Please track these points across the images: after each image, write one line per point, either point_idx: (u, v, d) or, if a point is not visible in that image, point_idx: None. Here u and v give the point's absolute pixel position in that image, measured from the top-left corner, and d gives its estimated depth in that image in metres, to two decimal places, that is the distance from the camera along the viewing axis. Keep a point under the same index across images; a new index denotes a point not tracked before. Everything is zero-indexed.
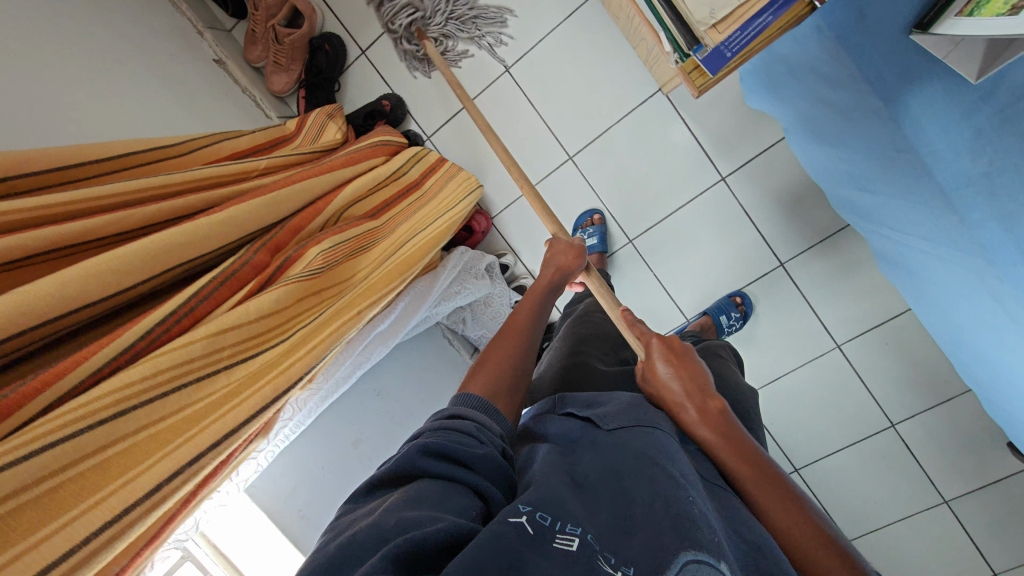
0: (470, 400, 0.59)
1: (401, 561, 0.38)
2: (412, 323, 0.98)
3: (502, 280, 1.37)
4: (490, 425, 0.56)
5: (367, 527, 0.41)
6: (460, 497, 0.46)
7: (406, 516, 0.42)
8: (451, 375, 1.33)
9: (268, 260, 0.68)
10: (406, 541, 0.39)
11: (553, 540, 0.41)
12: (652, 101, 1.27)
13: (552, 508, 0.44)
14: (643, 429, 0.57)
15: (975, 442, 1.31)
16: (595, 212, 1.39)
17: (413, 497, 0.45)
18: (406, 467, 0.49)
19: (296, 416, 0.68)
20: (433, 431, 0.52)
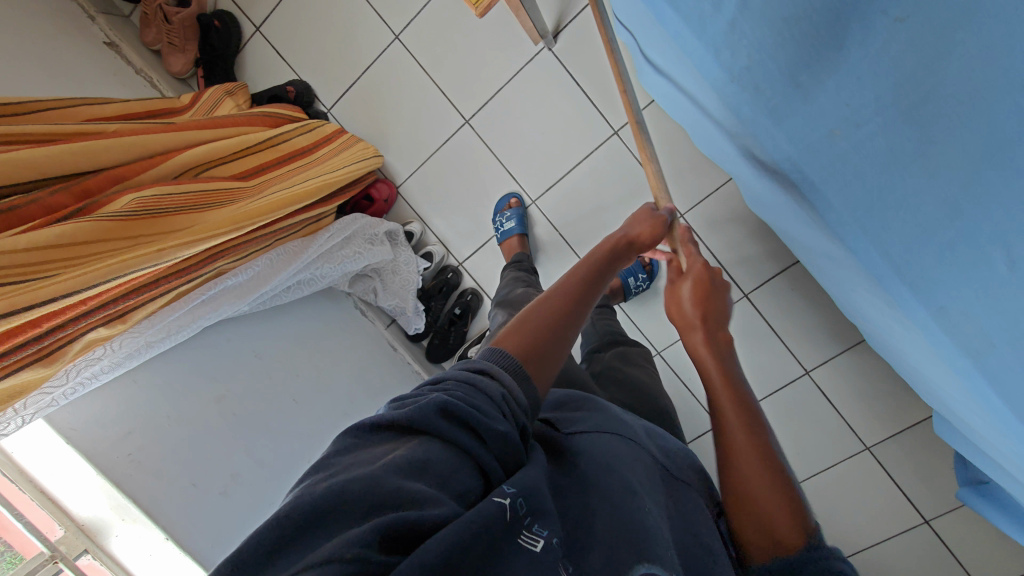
0: (506, 356, 0.50)
1: (390, 538, 0.32)
2: (280, 283, 0.99)
3: (407, 248, 1.38)
4: (516, 393, 0.46)
5: (363, 483, 0.35)
6: (464, 476, 0.39)
7: (406, 485, 0.35)
8: (357, 340, 1.33)
9: (74, 203, 0.69)
10: (399, 518, 0.33)
11: (519, 535, 0.38)
12: (538, 58, 1.27)
13: (531, 500, 0.40)
14: (605, 436, 0.54)
15: (892, 385, 1.26)
16: (514, 195, 1.37)
17: (418, 463, 0.37)
18: (419, 422, 0.40)
19: (109, 353, 0.69)
20: (460, 387, 0.43)
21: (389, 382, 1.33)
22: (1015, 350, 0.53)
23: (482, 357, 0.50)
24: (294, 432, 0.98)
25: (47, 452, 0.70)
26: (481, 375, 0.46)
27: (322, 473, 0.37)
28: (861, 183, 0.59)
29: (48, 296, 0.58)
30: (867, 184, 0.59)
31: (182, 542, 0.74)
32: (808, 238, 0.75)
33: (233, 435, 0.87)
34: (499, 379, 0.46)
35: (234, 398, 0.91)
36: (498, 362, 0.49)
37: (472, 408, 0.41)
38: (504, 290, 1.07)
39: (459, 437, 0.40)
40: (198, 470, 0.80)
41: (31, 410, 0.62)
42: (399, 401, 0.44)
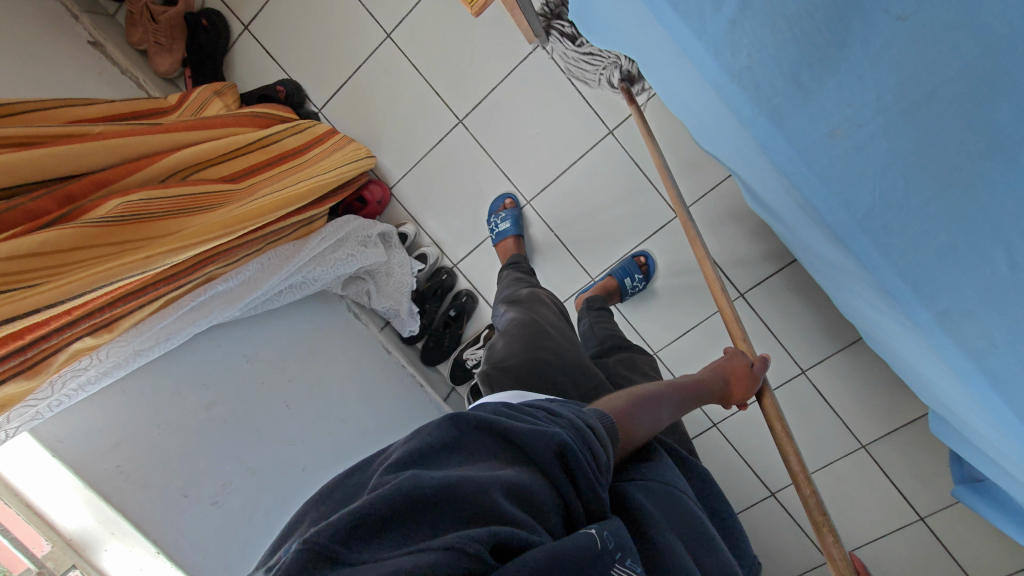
0: (609, 423, 0.53)
1: (499, 546, 0.36)
2: (271, 287, 0.97)
3: (400, 250, 1.37)
4: (610, 460, 0.51)
5: (477, 486, 0.39)
6: (554, 507, 0.43)
7: (509, 506, 0.39)
8: (352, 343, 1.32)
9: (57, 209, 0.67)
10: (512, 531, 0.37)
11: (614, 566, 0.40)
12: (532, 57, 1.26)
13: (619, 536, 0.43)
14: (652, 483, 0.55)
15: (887, 383, 1.26)
16: (508, 196, 1.36)
17: (521, 485, 0.42)
18: (532, 445, 0.45)
19: (96, 363, 0.66)
20: (574, 433, 0.48)
21: (384, 386, 1.31)
22: (1016, 353, 0.55)
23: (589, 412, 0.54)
24: (287, 440, 0.96)
25: (31, 464, 0.68)
26: (591, 426, 0.51)
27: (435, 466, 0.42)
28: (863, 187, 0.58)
29: (32, 305, 0.56)
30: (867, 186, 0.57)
31: (172, 555, 0.72)
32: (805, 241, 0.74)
33: (224, 443, 0.85)
34: (603, 438, 0.50)
35: (225, 405, 0.89)
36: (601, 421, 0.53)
37: (579, 456, 0.46)
38: (506, 289, 1.05)
39: (559, 476, 0.45)
40: (190, 480, 0.78)
41: (14, 423, 0.59)
42: (511, 417, 0.49)
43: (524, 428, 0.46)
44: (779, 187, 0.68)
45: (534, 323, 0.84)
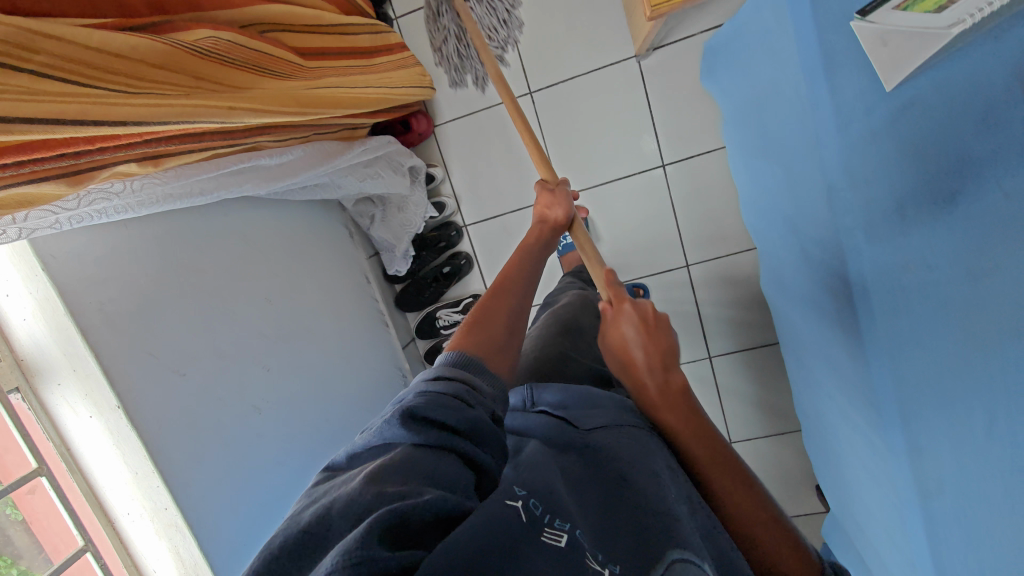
0: (461, 355, 0.53)
1: (388, 537, 0.34)
2: (303, 180, 0.91)
3: (422, 190, 1.32)
4: (482, 388, 0.50)
5: (345, 499, 0.38)
6: (447, 467, 0.42)
7: (383, 490, 0.38)
8: (341, 260, 1.27)
9: (145, 15, 0.60)
10: (392, 514, 0.35)
11: (542, 534, 0.41)
12: (624, 66, 1.26)
13: (544, 500, 0.45)
14: (620, 432, 0.57)
15: (788, 474, 1.44)
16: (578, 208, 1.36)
17: (393, 470, 0.41)
18: (394, 436, 0.45)
19: (121, 196, 0.60)
20: (420, 392, 0.47)
21: (355, 314, 1.28)
22: (959, 503, 0.64)
23: (439, 358, 0.54)
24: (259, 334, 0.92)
25: (14, 276, 0.60)
26: (445, 377, 0.50)
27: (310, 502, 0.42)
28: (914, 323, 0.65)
29: (122, 117, 0.49)
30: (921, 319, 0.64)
31: (130, 415, 0.66)
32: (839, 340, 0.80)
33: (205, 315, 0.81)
34: (456, 379, 0.49)
35: (216, 279, 0.84)
36: (456, 359, 0.53)
37: (431, 404, 0.45)
38: (560, 288, 1.18)
39: (432, 433, 0.44)
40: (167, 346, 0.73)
41: (29, 228, 0.53)
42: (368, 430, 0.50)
43: (374, 432, 0.46)
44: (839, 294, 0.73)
45: (565, 323, 0.96)
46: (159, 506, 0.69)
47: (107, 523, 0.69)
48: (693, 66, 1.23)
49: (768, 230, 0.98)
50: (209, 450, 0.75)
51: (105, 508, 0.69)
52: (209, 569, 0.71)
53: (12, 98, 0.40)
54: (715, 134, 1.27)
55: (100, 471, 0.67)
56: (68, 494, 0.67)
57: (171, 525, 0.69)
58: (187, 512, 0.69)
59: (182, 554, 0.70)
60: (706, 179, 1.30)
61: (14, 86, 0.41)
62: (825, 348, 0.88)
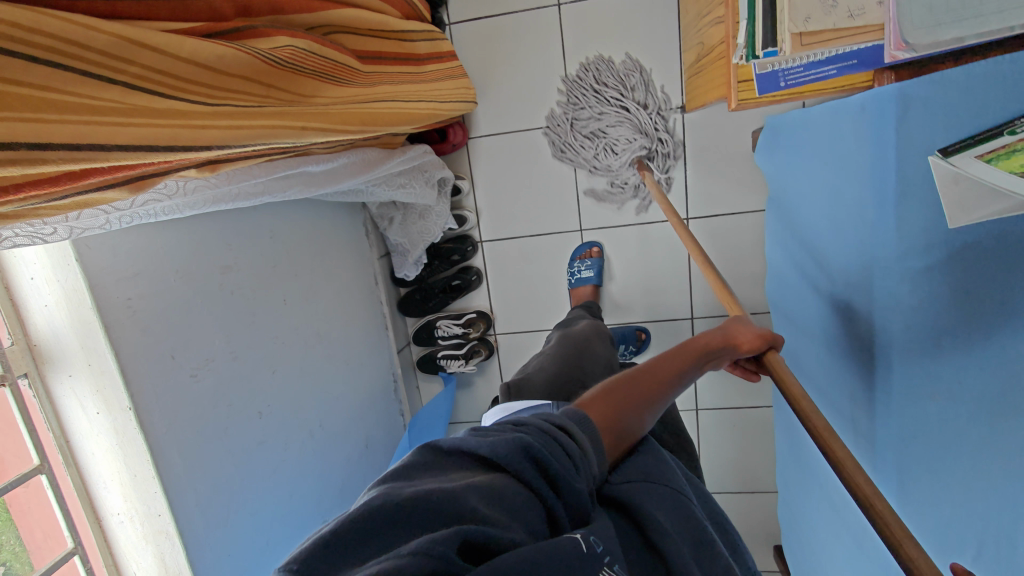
0: (582, 419, 0.55)
1: (465, 546, 0.38)
2: (342, 187, 0.89)
3: (447, 202, 1.30)
4: (588, 454, 0.52)
5: (445, 493, 0.42)
6: (533, 516, 0.44)
7: (480, 508, 0.42)
8: (355, 259, 1.25)
9: (229, 17, 0.58)
10: (479, 533, 0.39)
11: (600, 571, 0.41)
12: (668, 117, 1.27)
13: (603, 539, 0.44)
14: (657, 487, 0.58)
15: (749, 532, 1.49)
16: (595, 245, 1.38)
17: (490, 495, 0.43)
18: (502, 458, 0.47)
19: (171, 196, 0.57)
20: (542, 431, 0.50)
21: (361, 316, 1.26)
22: None
23: (562, 410, 0.56)
24: (271, 336, 0.90)
25: (44, 264, 0.57)
26: (561, 428, 0.52)
27: (405, 482, 0.45)
28: (933, 440, 0.67)
29: (207, 140, 0.47)
30: (941, 441, 0.67)
31: (139, 417, 0.63)
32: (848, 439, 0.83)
33: (224, 315, 0.79)
34: (576, 439, 0.52)
35: (236, 275, 0.82)
36: (578, 422, 0.54)
37: (548, 452, 0.48)
38: (570, 319, 1.19)
39: (532, 477, 0.47)
40: (182, 347, 0.70)
41: (78, 227, 0.50)
42: (479, 432, 0.52)
43: (486, 443, 0.49)
44: (859, 400, 0.75)
45: (569, 356, 0.94)
46: (151, 512, 0.66)
47: (94, 521, 0.67)
48: (734, 130, 1.25)
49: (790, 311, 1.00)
50: (210, 454, 0.73)
51: (96, 506, 0.66)
52: None
53: (114, 122, 0.39)
54: (743, 199, 1.29)
55: (98, 468, 0.65)
56: (62, 490, 0.64)
57: (160, 532, 0.67)
58: (180, 521, 0.67)
59: (166, 561, 0.68)
60: (726, 240, 1.32)
61: (109, 103, 0.39)
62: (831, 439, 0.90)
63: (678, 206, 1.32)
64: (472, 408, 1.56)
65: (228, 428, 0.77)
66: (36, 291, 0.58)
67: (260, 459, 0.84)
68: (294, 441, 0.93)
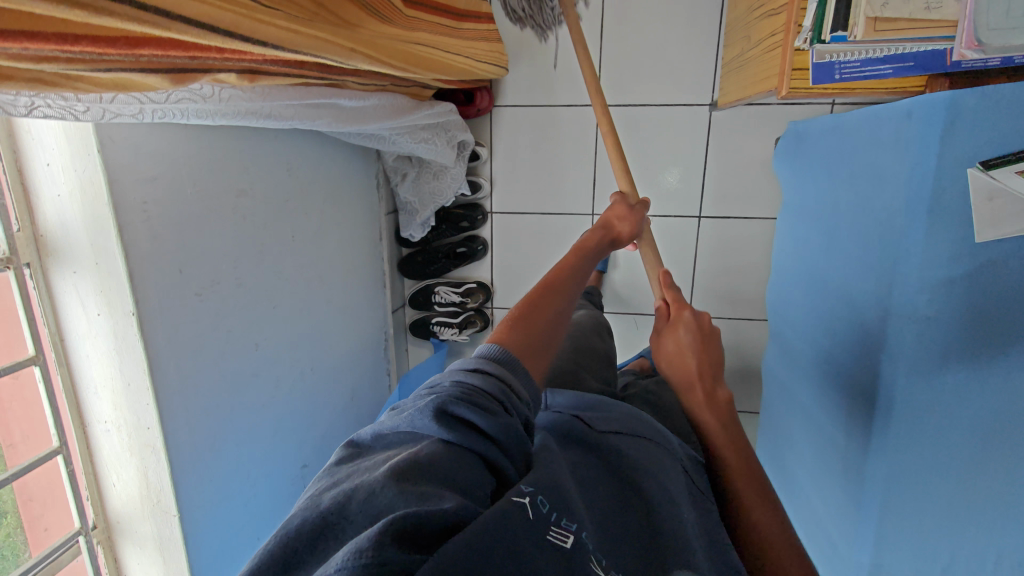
0: (500, 352, 0.48)
1: (402, 538, 0.31)
2: (367, 128, 0.87)
3: (464, 165, 1.28)
4: (518, 392, 0.46)
5: (367, 488, 0.35)
6: (468, 473, 0.39)
7: (404, 490, 0.35)
8: (364, 210, 1.23)
9: None
10: (408, 517, 0.32)
11: (548, 531, 0.37)
12: (695, 112, 1.26)
13: (552, 495, 0.39)
14: (637, 439, 0.54)
15: None
16: None
17: (412, 469, 0.37)
18: (423, 428, 0.41)
19: (204, 101, 0.56)
20: (456, 384, 0.43)
21: (362, 269, 1.24)
22: None
23: (481, 349, 0.49)
24: (277, 272, 0.88)
25: (65, 151, 0.55)
26: (482, 371, 0.45)
27: (329, 484, 0.39)
28: (920, 438, 0.71)
29: (262, 41, 0.46)
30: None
31: (142, 324, 0.61)
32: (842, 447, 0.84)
33: (234, 238, 0.77)
34: (496, 379, 0.45)
35: (250, 201, 0.80)
36: (496, 357, 0.48)
37: (467, 403, 0.41)
38: None
39: (459, 437, 0.41)
40: (192, 264, 0.68)
41: (110, 111, 0.48)
42: (398, 409, 0.46)
43: (404, 416, 0.43)
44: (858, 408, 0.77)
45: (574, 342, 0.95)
46: (141, 424, 0.64)
47: (79, 426, 0.65)
48: (758, 135, 1.25)
49: (793, 317, 1.01)
50: (204, 375, 0.72)
51: (84, 410, 0.65)
52: (173, 498, 0.67)
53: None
54: (758, 204, 1.29)
55: (91, 372, 0.63)
56: (53, 388, 0.63)
57: (146, 446, 0.65)
58: (168, 437, 0.65)
59: (148, 476, 0.66)
60: (735, 243, 1.33)
61: None
62: (822, 448, 0.92)
63: (693, 202, 1.32)
64: None
65: (224, 354, 0.76)
66: (52, 178, 0.56)
67: (251, 392, 0.82)
68: (285, 382, 0.91)
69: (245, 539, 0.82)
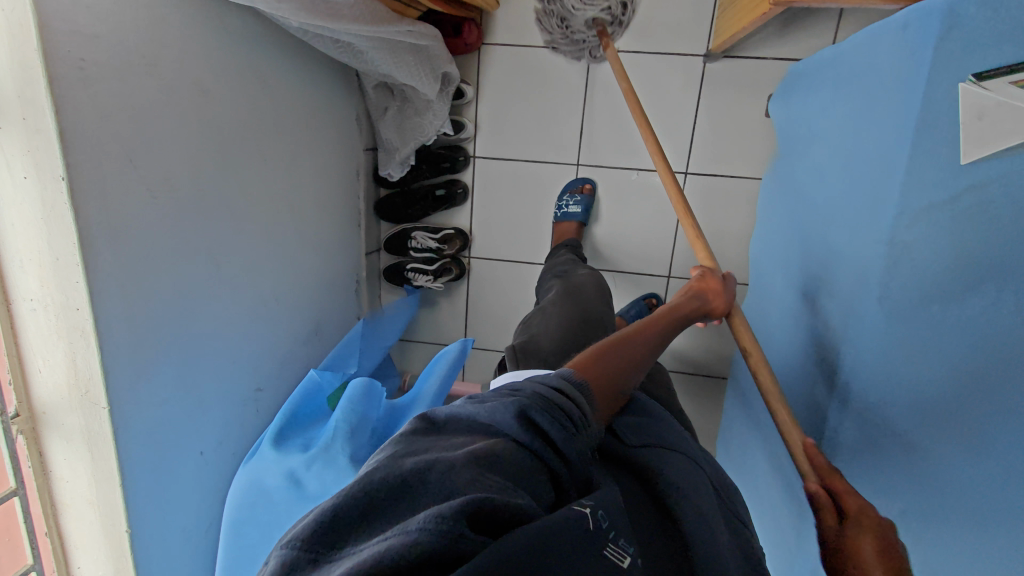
0: (573, 388, 0.54)
1: (474, 516, 0.37)
2: (341, 30, 0.83)
3: (447, 101, 1.23)
4: (584, 419, 0.51)
5: (444, 463, 0.41)
6: (534, 480, 0.44)
7: (480, 475, 0.41)
8: (341, 139, 1.18)
9: None
10: (485, 500, 0.38)
11: (604, 546, 0.41)
12: (687, 63, 1.23)
13: (610, 513, 0.44)
14: (664, 452, 0.60)
15: None
16: (588, 181, 1.34)
17: (487, 459, 0.43)
18: (499, 426, 0.47)
19: None
20: (537, 394, 0.51)
21: (336, 201, 1.19)
22: None
23: (555, 377, 0.55)
24: (240, 181, 0.83)
25: None
26: (556, 395, 0.51)
27: (409, 449, 0.44)
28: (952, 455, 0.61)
29: None
30: (908, 398, 0.66)
31: (73, 194, 0.56)
32: (815, 393, 0.82)
33: (190, 128, 0.72)
34: (570, 400, 0.52)
35: (210, 92, 0.75)
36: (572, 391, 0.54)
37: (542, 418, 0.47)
38: (562, 267, 1.20)
39: (529, 445, 0.46)
40: (140, 146, 0.64)
41: None
42: (474, 403, 0.52)
43: (481, 411, 0.49)
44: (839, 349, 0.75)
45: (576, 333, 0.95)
46: (70, 304, 0.60)
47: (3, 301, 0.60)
48: (750, 90, 1.22)
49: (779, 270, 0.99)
50: (147, 263, 0.67)
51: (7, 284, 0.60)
52: (104, 388, 0.63)
53: None
54: (746, 163, 1.27)
55: (18, 241, 0.58)
56: None
57: (76, 329, 0.61)
58: (100, 321, 0.61)
59: (78, 363, 0.62)
60: (720, 202, 1.30)
61: None
62: (795, 398, 0.90)
63: (681, 157, 1.29)
64: (432, 329, 1.52)
65: (173, 250, 0.71)
66: None
67: (201, 298, 0.78)
68: (242, 298, 0.87)
69: (186, 451, 0.78)
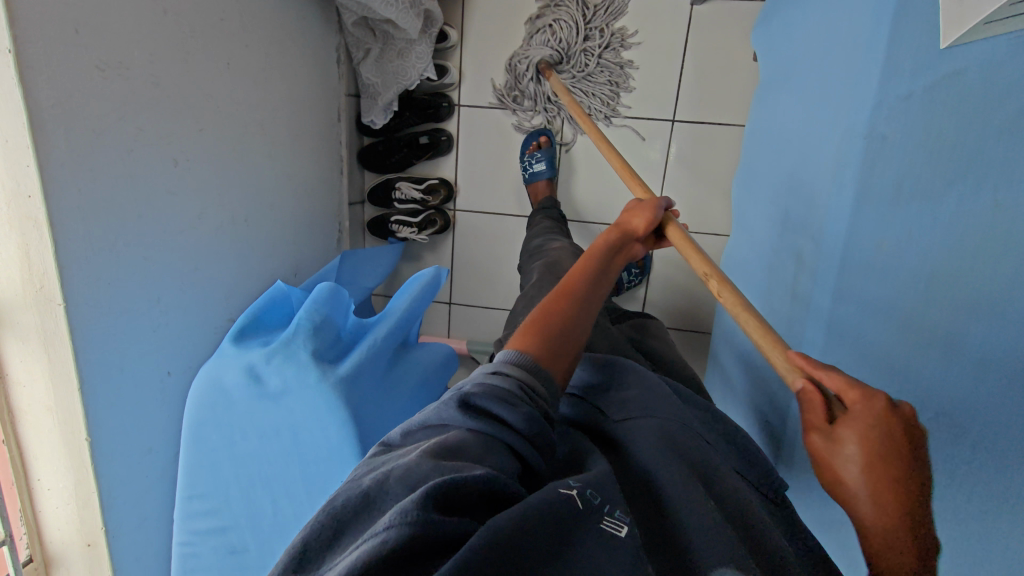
0: (519, 360, 0.50)
1: (439, 501, 0.35)
2: None
3: (429, 42, 1.22)
4: (535, 387, 0.48)
5: (403, 467, 0.39)
6: (496, 454, 0.41)
7: (439, 464, 0.38)
8: (319, 78, 1.16)
9: None
10: (447, 483, 0.36)
11: (601, 521, 0.39)
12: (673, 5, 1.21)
13: (602, 489, 0.42)
14: (652, 420, 0.54)
15: None
16: (542, 134, 1.32)
17: (445, 449, 0.40)
18: (450, 421, 0.44)
19: None
20: (479, 382, 0.47)
21: (315, 141, 1.17)
22: None
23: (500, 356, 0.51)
24: (207, 96, 0.81)
25: None
26: (499, 372, 0.48)
27: (366, 470, 0.42)
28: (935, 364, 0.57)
29: None
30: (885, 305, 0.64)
31: (21, 70, 0.54)
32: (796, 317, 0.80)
33: (150, 28, 0.70)
34: (517, 374, 0.48)
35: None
36: (521, 365, 0.49)
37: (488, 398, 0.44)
38: (543, 238, 1.17)
39: (486, 427, 0.43)
40: (94, 34, 0.62)
41: None
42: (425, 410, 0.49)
43: (429, 412, 0.46)
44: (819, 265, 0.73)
45: None
46: (21, 191, 0.57)
47: None
48: (736, 33, 1.20)
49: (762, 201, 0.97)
50: (104, 162, 0.65)
51: None
52: (59, 284, 0.61)
53: None
54: (733, 109, 1.25)
55: None
56: None
57: (28, 220, 0.58)
58: (53, 210, 0.59)
59: (30, 256, 0.60)
60: (706, 150, 1.28)
61: None
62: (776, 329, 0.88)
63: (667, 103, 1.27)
64: None
65: (133, 153, 0.69)
66: None
67: (165, 211, 0.76)
68: (210, 218, 0.85)
69: (151, 370, 0.76)
